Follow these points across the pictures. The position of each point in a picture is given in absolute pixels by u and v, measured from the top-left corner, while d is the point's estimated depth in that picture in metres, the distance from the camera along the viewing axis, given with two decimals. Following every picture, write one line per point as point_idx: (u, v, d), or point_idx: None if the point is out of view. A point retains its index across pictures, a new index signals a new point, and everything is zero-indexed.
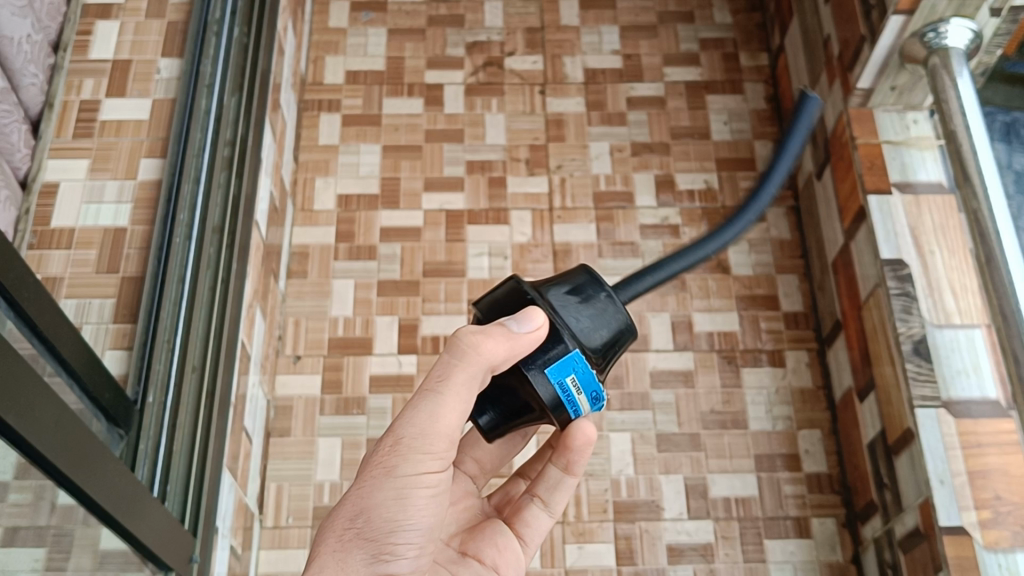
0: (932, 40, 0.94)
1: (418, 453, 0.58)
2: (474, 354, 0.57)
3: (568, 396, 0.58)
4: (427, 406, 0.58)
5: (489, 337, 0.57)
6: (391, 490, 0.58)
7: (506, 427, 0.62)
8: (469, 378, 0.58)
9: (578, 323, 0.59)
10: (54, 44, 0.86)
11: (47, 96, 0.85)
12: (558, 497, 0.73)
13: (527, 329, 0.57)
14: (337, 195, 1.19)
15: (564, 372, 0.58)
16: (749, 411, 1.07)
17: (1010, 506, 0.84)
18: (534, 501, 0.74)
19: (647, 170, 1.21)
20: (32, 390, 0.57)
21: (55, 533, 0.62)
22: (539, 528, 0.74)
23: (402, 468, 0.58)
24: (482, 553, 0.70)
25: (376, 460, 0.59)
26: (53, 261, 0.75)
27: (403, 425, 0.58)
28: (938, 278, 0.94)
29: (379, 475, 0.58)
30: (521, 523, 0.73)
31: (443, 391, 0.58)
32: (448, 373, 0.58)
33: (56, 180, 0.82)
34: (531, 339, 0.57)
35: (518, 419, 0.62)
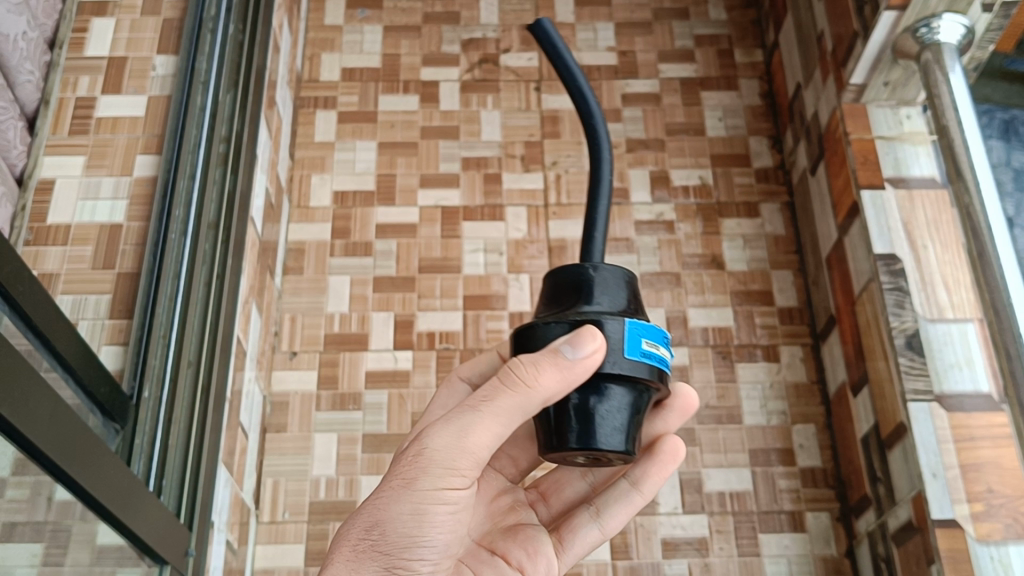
0: (924, 35, 0.95)
1: (440, 470, 0.57)
2: (525, 380, 0.56)
3: (655, 358, 0.58)
4: (460, 422, 0.57)
5: (542, 368, 0.55)
6: (407, 506, 0.57)
7: (631, 434, 0.57)
8: (511, 403, 0.56)
9: (604, 303, 0.58)
10: (50, 42, 0.85)
11: (43, 93, 0.83)
12: (614, 514, 0.73)
13: (585, 352, 0.54)
14: (333, 192, 1.19)
15: (638, 345, 0.57)
16: (744, 406, 1.07)
17: (1003, 499, 0.85)
18: (589, 510, 0.73)
19: (642, 166, 1.21)
20: (26, 382, 0.57)
21: (52, 529, 0.62)
22: (584, 540, 0.72)
23: (421, 482, 0.57)
24: (510, 553, 0.69)
25: (398, 470, 0.58)
26: (50, 257, 0.74)
27: (431, 437, 0.57)
28: (931, 272, 0.95)
29: (397, 489, 0.57)
30: (567, 529, 0.73)
31: (483, 410, 0.57)
32: (494, 395, 0.57)
33: (52, 177, 0.80)
34: (585, 367, 0.55)
35: (635, 420, 0.58)
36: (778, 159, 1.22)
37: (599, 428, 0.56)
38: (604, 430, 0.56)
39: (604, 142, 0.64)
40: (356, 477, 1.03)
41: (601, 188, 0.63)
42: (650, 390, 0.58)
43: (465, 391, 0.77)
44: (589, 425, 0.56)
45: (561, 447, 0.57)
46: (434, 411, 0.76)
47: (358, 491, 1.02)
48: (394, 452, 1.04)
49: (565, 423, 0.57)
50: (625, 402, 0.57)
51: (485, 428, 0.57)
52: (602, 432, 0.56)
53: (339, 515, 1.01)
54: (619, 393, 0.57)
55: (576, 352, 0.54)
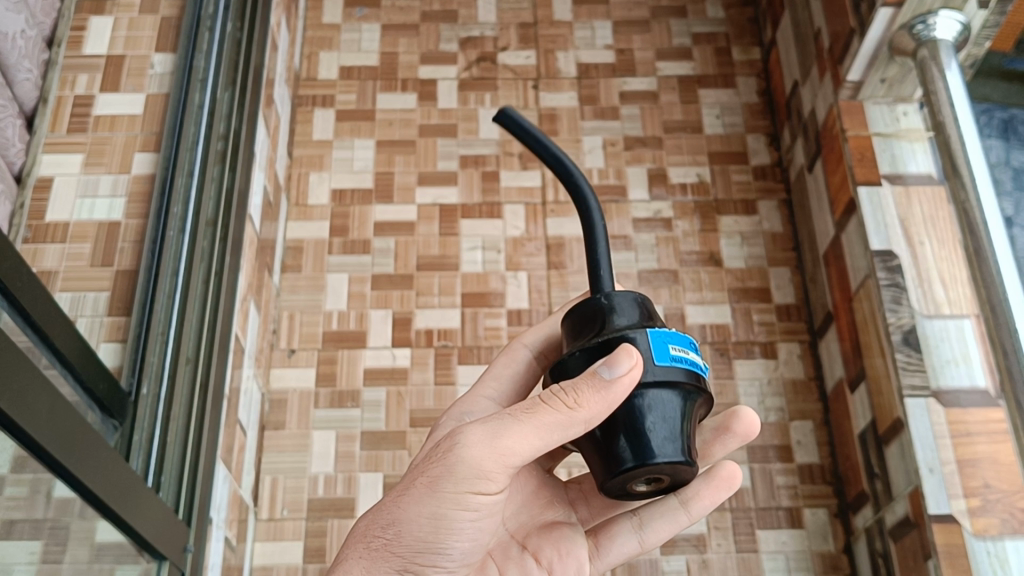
0: (920, 32, 0.95)
1: (466, 474, 0.57)
2: (567, 396, 0.56)
3: (687, 361, 0.58)
4: (494, 427, 0.57)
5: (584, 389, 0.55)
6: (428, 509, 0.58)
7: (686, 444, 0.57)
8: (551, 415, 0.56)
9: (626, 321, 0.59)
10: (48, 40, 0.86)
11: (41, 92, 0.85)
12: (655, 528, 0.71)
13: (622, 370, 0.54)
14: (331, 190, 1.19)
15: (666, 350, 0.58)
16: (741, 402, 1.07)
17: (999, 494, 0.85)
18: (630, 518, 0.72)
19: (640, 164, 1.21)
20: (25, 378, 0.58)
21: (51, 526, 0.62)
22: (621, 548, 0.72)
23: (445, 484, 0.58)
24: (540, 553, 0.70)
25: (425, 469, 0.59)
26: (48, 254, 0.74)
27: (464, 435, 0.58)
28: (928, 268, 0.95)
29: (421, 488, 0.58)
30: (604, 535, 0.72)
31: (522, 418, 0.57)
32: (535, 406, 0.57)
33: (51, 175, 0.81)
34: (623, 387, 0.54)
35: (686, 429, 0.57)
36: (776, 157, 1.22)
37: (653, 441, 0.56)
38: (659, 442, 0.56)
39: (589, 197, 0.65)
40: (354, 474, 1.03)
41: (597, 235, 0.64)
42: (693, 393, 0.58)
43: (527, 358, 0.74)
44: (643, 442, 0.56)
45: (618, 472, 0.56)
46: (489, 377, 0.74)
47: (357, 489, 1.02)
48: (392, 450, 1.04)
49: (616, 447, 0.57)
50: (671, 411, 0.57)
51: (522, 435, 0.56)
52: (656, 445, 0.55)
53: (338, 512, 1.01)
54: (661, 402, 0.57)
55: (613, 366, 0.55)
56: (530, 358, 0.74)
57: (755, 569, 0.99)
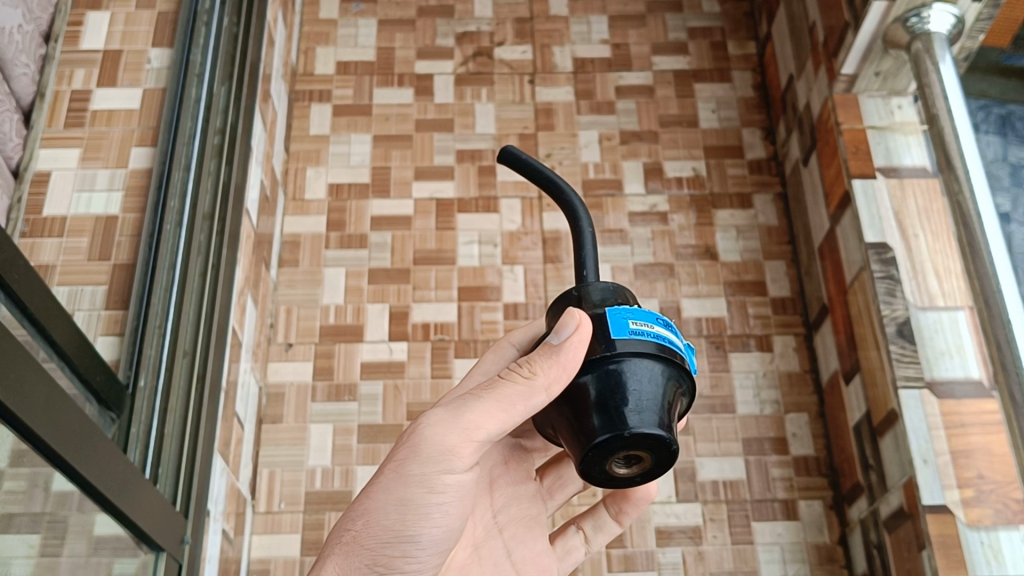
0: (914, 25, 0.95)
1: (430, 454, 0.59)
2: (523, 370, 0.59)
3: (654, 334, 0.58)
4: (456, 408, 0.59)
5: (538, 360, 0.58)
6: (395, 495, 0.59)
7: (663, 417, 0.56)
8: (511, 387, 0.59)
9: (598, 296, 0.60)
10: (44, 35, 0.83)
11: (38, 87, 0.82)
12: (599, 539, 0.78)
13: (569, 330, 0.57)
14: (328, 184, 1.20)
15: (623, 325, 0.58)
16: (736, 394, 1.08)
17: (992, 484, 0.86)
18: (577, 531, 0.78)
19: (636, 158, 1.22)
20: (23, 370, 0.58)
21: (49, 520, 0.62)
22: (576, 554, 0.77)
23: (410, 467, 0.59)
24: (522, 566, 0.72)
25: (392, 458, 0.60)
26: (45, 249, 0.73)
27: (429, 417, 0.60)
28: (922, 260, 0.96)
29: (388, 474, 0.60)
30: (563, 546, 0.77)
31: (484, 394, 0.59)
32: (494, 385, 0.59)
33: (48, 170, 0.79)
34: (574, 349, 0.57)
35: (662, 401, 0.56)
36: (771, 151, 1.23)
37: (626, 411, 0.55)
38: (633, 411, 0.55)
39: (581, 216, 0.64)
40: (351, 467, 1.03)
41: (586, 251, 0.64)
42: (668, 367, 0.57)
43: (515, 356, 0.73)
44: (616, 412, 0.55)
45: (592, 446, 0.55)
46: (477, 372, 0.72)
47: (354, 482, 1.02)
48: (389, 443, 1.04)
49: (589, 421, 0.56)
50: (646, 382, 0.56)
51: (484, 410, 0.59)
52: (629, 414, 0.55)
53: (336, 505, 1.01)
54: (631, 374, 0.56)
55: (562, 329, 0.57)
56: (517, 355, 0.73)
57: (750, 561, 1.00)
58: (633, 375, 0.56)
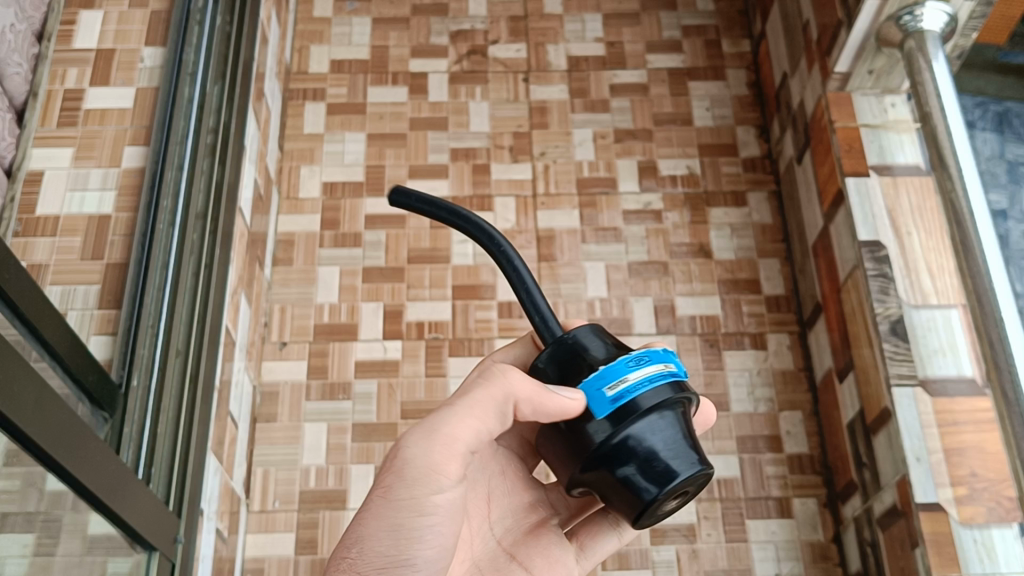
0: (907, 23, 0.95)
1: (417, 474, 0.57)
2: (499, 380, 0.59)
3: (651, 380, 0.57)
4: (434, 421, 0.59)
5: (515, 371, 0.59)
6: (388, 520, 0.57)
7: (693, 448, 0.57)
8: (481, 394, 0.59)
9: (602, 353, 0.58)
10: (38, 34, 0.81)
11: (31, 85, 0.79)
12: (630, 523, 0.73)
13: (566, 395, 0.57)
14: (322, 183, 1.20)
15: (603, 398, 0.56)
16: (731, 392, 1.08)
17: (985, 482, 0.86)
18: (607, 518, 0.73)
19: (630, 156, 1.22)
20: (14, 370, 0.58)
21: (44, 519, 0.62)
22: (603, 547, 0.72)
23: (398, 490, 0.57)
24: (529, 563, 0.68)
25: (378, 484, 0.59)
26: (39, 249, 0.72)
27: (406, 437, 0.59)
28: (915, 259, 0.95)
29: (377, 502, 0.58)
30: (587, 536, 0.72)
31: (455, 404, 0.59)
32: (468, 391, 0.59)
33: (41, 169, 0.77)
34: (563, 404, 0.56)
35: (687, 437, 0.57)
36: (766, 148, 1.23)
37: (666, 462, 0.56)
38: (671, 460, 0.56)
39: (511, 253, 0.63)
40: (345, 466, 1.03)
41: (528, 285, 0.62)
42: (679, 404, 0.58)
43: None
44: (658, 471, 0.56)
45: (646, 507, 0.56)
46: None
47: (348, 481, 1.02)
48: (383, 442, 1.04)
49: (630, 487, 0.56)
50: (666, 426, 0.57)
51: (459, 419, 0.58)
52: (671, 465, 0.56)
53: (330, 504, 1.01)
54: (654, 431, 0.56)
55: (562, 391, 0.57)
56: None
57: (745, 559, 1.00)
58: (657, 433, 0.56)
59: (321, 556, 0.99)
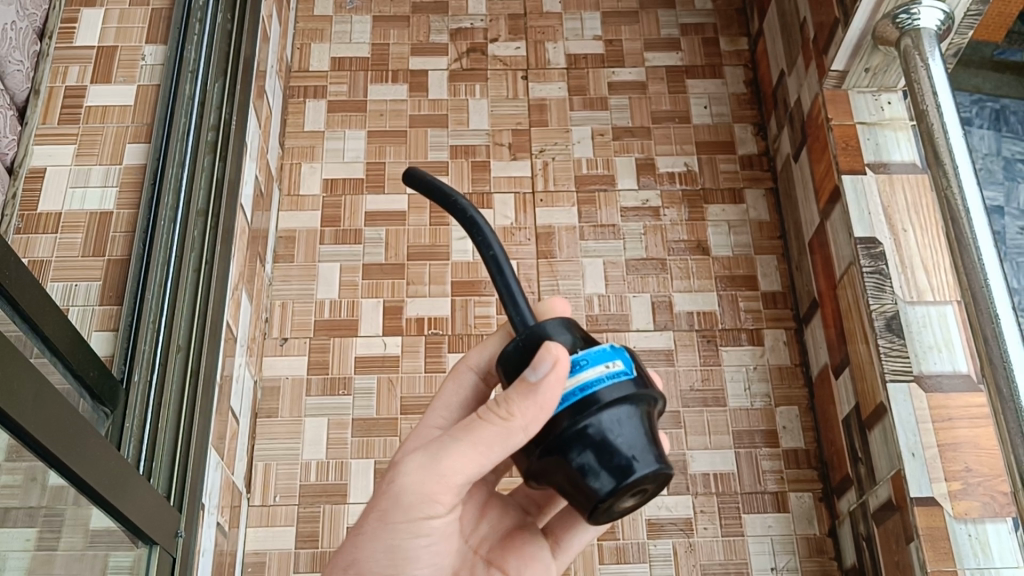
0: (904, 21, 0.95)
1: (412, 500, 0.58)
2: (504, 418, 0.56)
3: (580, 390, 0.56)
4: (436, 450, 0.58)
5: (517, 402, 0.55)
6: (385, 541, 0.59)
7: (655, 447, 0.57)
8: (487, 430, 0.56)
9: (568, 342, 0.58)
10: (38, 32, 0.94)
11: (36, 85, 0.92)
12: None
13: (545, 368, 0.55)
14: (323, 180, 1.20)
15: None
16: (727, 388, 1.09)
17: (979, 477, 0.87)
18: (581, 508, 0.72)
19: (628, 154, 1.23)
20: (14, 367, 0.59)
21: (46, 514, 0.64)
22: (580, 538, 0.72)
23: (394, 515, 0.58)
24: (506, 564, 0.68)
25: (376, 503, 0.59)
26: (41, 245, 0.83)
27: (406, 461, 0.58)
28: (910, 255, 0.96)
29: (373, 523, 0.59)
30: (563, 530, 0.72)
31: (461, 437, 0.57)
32: (474, 425, 0.57)
33: (42, 166, 0.88)
34: (550, 386, 0.55)
35: (649, 434, 0.57)
36: (763, 146, 1.24)
37: (624, 458, 0.55)
38: (631, 455, 0.55)
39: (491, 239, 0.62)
40: (346, 461, 1.04)
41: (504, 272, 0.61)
42: (641, 400, 0.57)
43: (474, 381, 0.71)
44: (615, 463, 0.55)
45: (600, 500, 0.56)
46: (439, 406, 0.70)
47: (349, 475, 1.03)
48: (382, 437, 1.05)
49: (586, 480, 0.56)
50: (629, 422, 0.56)
51: (461, 453, 0.57)
52: (629, 460, 0.55)
53: (330, 498, 1.02)
54: (614, 423, 0.56)
55: (539, 369, 0.55)
56: (476, 381, 0.71)
57: (741, 552, 1.01)
58: (613, 425, 0.56)
59: (322, 550, 1.00)
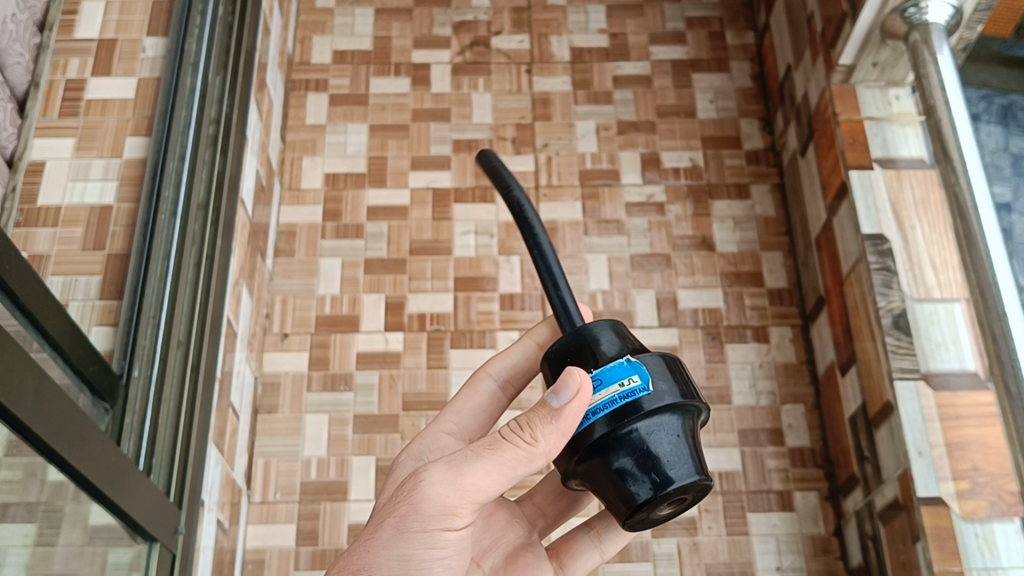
0: (912, 15, 0.94)
1: (432, 511, 0.56)
2: (529, 440, 0.56)
3: (595, 412, 0.57)
4: (460, 463, 0.56)
5: (543, 426, 0.56)
6: (397, 551, 0.56)
7: (696, 459, 0.56)
8: (511, 451, 0.56)
9: (613, 350, 0.59)
10: (38, 24, 0.78)
11: (32, 76, 0.77)
12: (615, 537, 0.71)
13: (568, 395, 0.55)
14: (324, 174, 1.19)
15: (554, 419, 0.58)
16: (732, 385, 1.08)
17: (987, 477, 0.86)
18: (587, 533, 0.71)
19: (633, 148, 1.21)
20: (16, 362, 0.58)
21: (45, 509, 0.62)
22: (584, 562, 0.71)
23: (412, 523, 0.56)
24: None
25: (392, 509, 0.57)
26: (40, 239, 0.71)
27: (428, 471, 0.56)
28: (918, 252, 0.95)
29: (388, 529, 0.56)
30: (567, 554, 0.71)
31: (485, 455, 0.56)
32: (498, 443, 0.56)
33: (43, 159, 0.75)
34: (573, 412, 0.55)
35: (690, 445, 0.57)
36: (769, 141, 1.22)
37: (664, 468, 0.55)
38: (670, 465, 0.55)
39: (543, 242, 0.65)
40: (347, 457, 1.03)
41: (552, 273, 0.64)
42: (683, 410, 0.58)
43: (492, 389, 0.72)
44: (655, 471, 0.55)
45: (638, 507, 0.56)
46: (451, 411, 0.71)
47: (350, 472, 1.02)
48: (384, 433, 1.04)
49: (625, 485, 0.56)
50: (670, 430, 0.56)
51: (485, 472, 0.56)
52: (668, 470, 0.55)
53: (330, 495, 1.01)
54: (654, 431, 0.56)
55: (562, 394, 0.55)
56: (495, 388, 0.72)
57: (746, 552, 0.99)
58: (651, 436, 0.56)
59: (322, 548, 0.99)
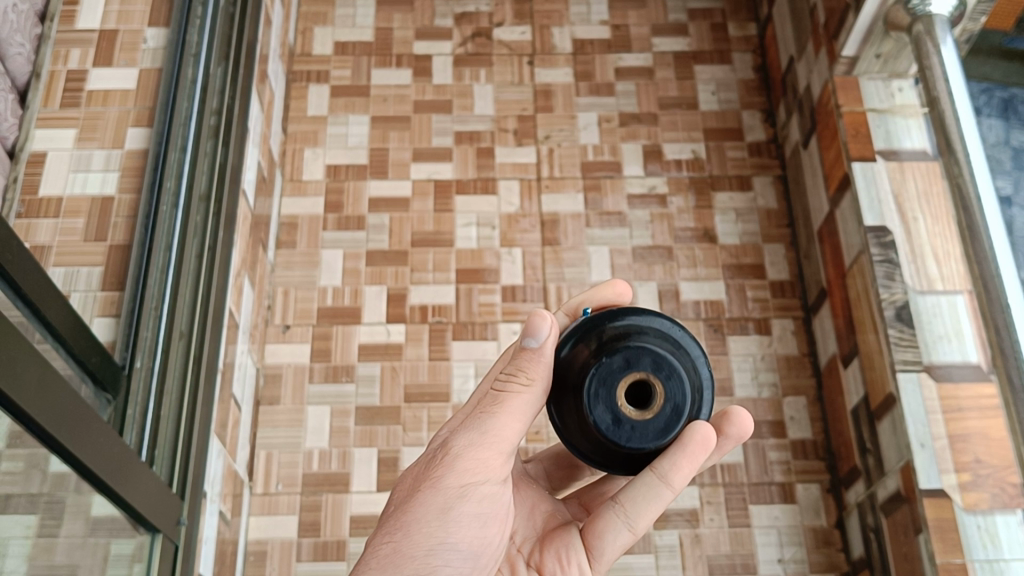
0: (915, 7, 0.94)
1: (464, 465, 0.56)
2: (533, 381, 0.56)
3: None
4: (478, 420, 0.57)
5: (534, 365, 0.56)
6: (434, 506, 0.56)
7: (654, 345, 0.55)
8: (519, 397, 0.56)
9: None
10: (40, 14, 0.76)
11: (35, 66, 0.75)
12: (643, 511, 0.58)
13: (542, 334, 0.54)
14: (325, 165, 1.19)
15: None
16: (734, 377, 1.07)
17: (989, 469, 0.86)
18: (614, 508, 0.59)
19: (635, 140, 1.21)
20: (18, 351, 0.57)
21: (46, 500, 0.61)
22: (614, 542, 0.60)
23: (447, 479, 0.56)
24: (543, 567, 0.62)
25: (426, 474, 0.57)
26: (42, 230, 0.69)
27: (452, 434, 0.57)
28: (920, 244, 0.95)
29: (424, 490, 0.57)
30: (593, 535, 0.60)
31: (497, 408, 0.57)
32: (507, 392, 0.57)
33: (45, 150, 0.73)
34: (551, 346, 0.55)
35: (654, 338, 0.55)
36: (771, 133, 1.22)
37: (623, 340, 0.55)
38: (621, 339, 0.55)
39: None
40: (349, 449, 1.03)
41: None
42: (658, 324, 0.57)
43: None
44: (604, 344, 0.55)
45: (591, 375, 0.54)
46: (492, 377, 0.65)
47: (351, 464, 1.03)
48: (385, 425, 1.04)
49: (586, 365, 0.55)
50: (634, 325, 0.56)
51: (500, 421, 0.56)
52: (616, 340, 0.55)
53: (332, 487, 1.01)
54: (614, 319, 0.56)
55: (530, 338, 0.55)
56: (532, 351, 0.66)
57: (747, 543, 1.00)
58: (605, 320, 0.56)
59: (323, 539, 0.99)
